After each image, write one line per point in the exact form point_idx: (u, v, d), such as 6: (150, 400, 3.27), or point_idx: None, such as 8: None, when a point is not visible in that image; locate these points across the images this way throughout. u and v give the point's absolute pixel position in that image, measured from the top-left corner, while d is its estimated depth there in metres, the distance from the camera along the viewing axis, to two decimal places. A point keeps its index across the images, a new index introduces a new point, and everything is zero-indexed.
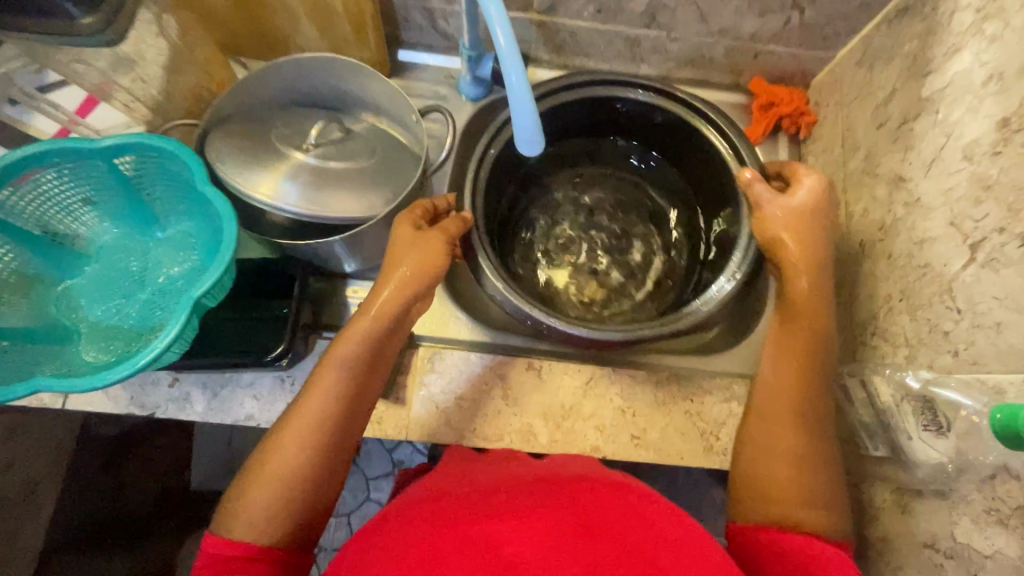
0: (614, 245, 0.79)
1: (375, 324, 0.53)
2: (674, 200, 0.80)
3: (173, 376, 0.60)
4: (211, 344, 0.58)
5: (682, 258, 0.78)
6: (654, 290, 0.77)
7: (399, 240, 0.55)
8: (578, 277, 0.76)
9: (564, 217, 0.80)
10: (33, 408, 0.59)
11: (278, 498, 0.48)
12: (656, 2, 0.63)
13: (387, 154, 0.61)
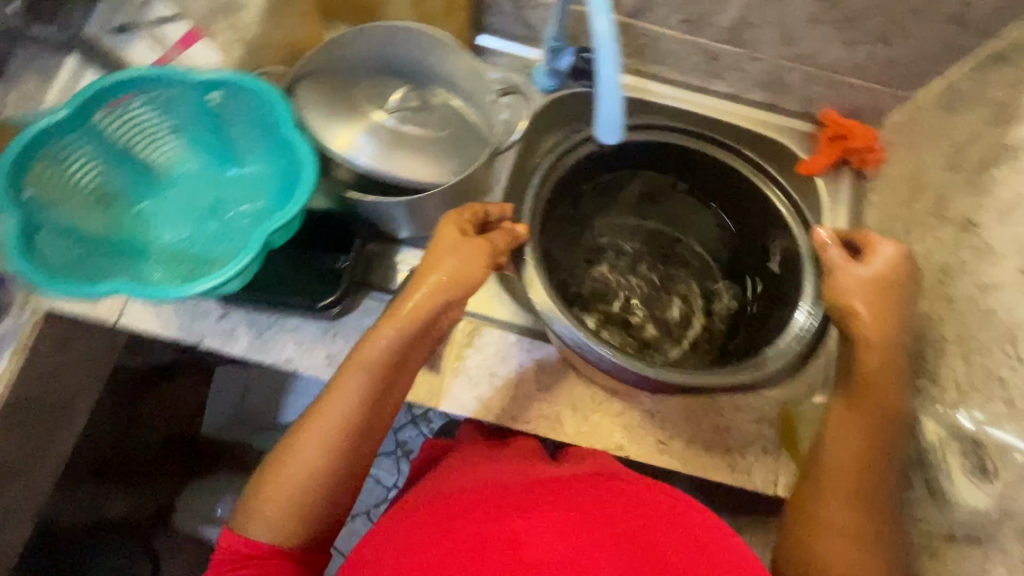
0: (652, 296, 0.78)
1: (396, 329, 0.52)
2: (715, 261, 0.80)
3: (223, 310, 0.62)
4: (265, 282, 0.60)
5: (721, 324, 0.77)
6: (691, 350, 0.75)
7: (436, 245, 0.54)
8: (613, 326, 0.75)
9: (606, 261, 0.79)
10: (88, 317, 0.62)
11: (290, 508, 0.53)
12: (744, 19, 0.64)
13: (460, 128, 0.62)
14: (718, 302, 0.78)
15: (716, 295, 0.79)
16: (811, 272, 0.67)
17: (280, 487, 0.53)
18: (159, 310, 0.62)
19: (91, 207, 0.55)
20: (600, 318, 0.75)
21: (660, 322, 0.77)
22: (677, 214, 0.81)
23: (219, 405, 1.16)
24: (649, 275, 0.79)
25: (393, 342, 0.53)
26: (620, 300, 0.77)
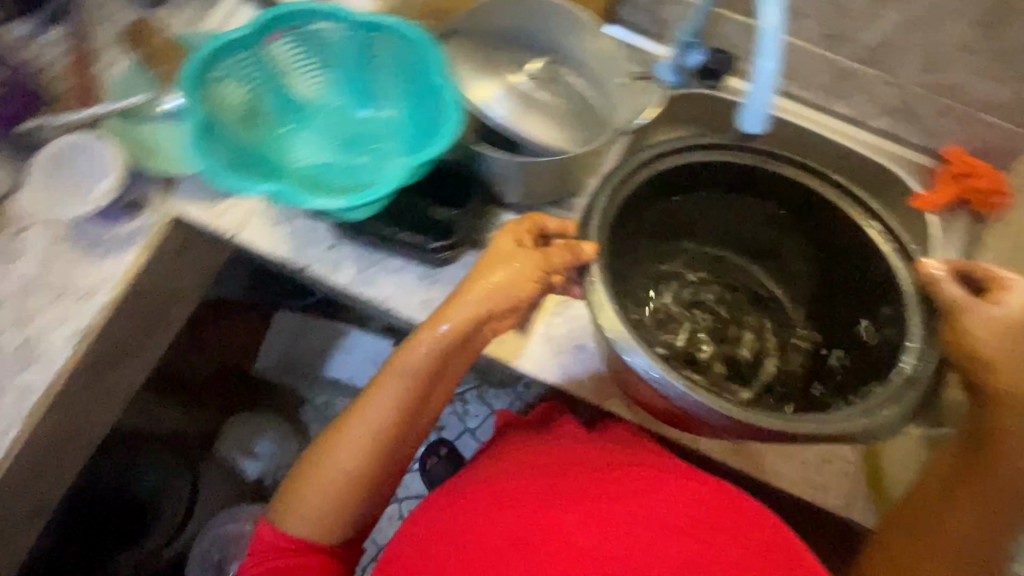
0: (718, 333, 0.77)
1: (432, 346, 0.56)
2: (789, 297, 0.79)
3: (332, 241, 0.65)
4: (378, 220, 0.63)
5: (795, 364, 0.75)
6: (762, 392, 0.73)
7: (491, 257, 0.57)
8: (682, 360, 0.73)
9: (668, 291, 0.78)
10: (211, 228, 0.66)
11: (325, 502, 0.58)
12: (891, 40, 0.63)
13: (586, 106, 0.64)
14: (790, 342, 0.77)
15: (790, 332, 0.78)
16: (923, 315, 0.60)
17: (315, 488, 0.58)
18: (275, 231, 0.66)
19: (240, 121, 0.59)
20: (669, 349, 0.73)
21: (727, 358, 0.75)
22: (752, 248, 0.79)
23: (273, 349, 1.34)
24: (714, 309, 0.78)
25: (432, 351, 0.57)
26: (685, 331, 0.76)
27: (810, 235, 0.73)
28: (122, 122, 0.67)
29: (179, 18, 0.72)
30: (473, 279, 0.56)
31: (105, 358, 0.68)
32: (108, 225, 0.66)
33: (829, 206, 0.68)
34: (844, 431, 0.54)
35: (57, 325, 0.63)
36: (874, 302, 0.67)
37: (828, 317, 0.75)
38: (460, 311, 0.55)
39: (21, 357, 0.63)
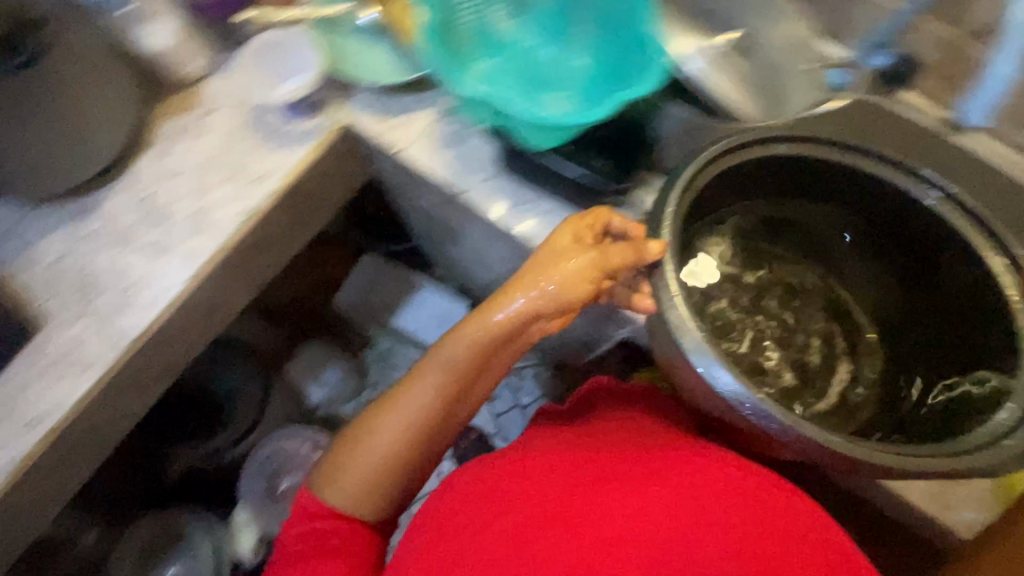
0: (789, 341, 0.68)
1: (483, 334, 0.56)
2: (854, 299, 0.70)
3: (489, 174, 0.68)
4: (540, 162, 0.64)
5: (869, 375, 0.67)
6: (838, 406, 0.66)
7: (546, 253, 0.54)
8: (748, 371, 0.65)
9: (726, 295, 0.68)
10: (378, 144, 0.70)
11: (360, 477, 0.59)
12: None
13: (774, 84, 0.63)
14: (867, 350, 0.68)
15: (858, 337, 0.69)
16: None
17: (354, 468, 0.58)
18: (439, 156, 0.69)
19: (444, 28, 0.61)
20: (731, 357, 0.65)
21: (798, 367, 0.67)
22: (816, 242, 0.69)
23: (351, 289, 1.35)
24: (781, 315, 0.69)
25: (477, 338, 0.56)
26: (748, 339, 0.67)
27: (903, 237, 0.62)
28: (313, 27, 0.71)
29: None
30: (525, 274, 0.55)
31: (258, 244, 0.72)
32: (287, 121, 0.70)
33: (930, 217, 0.58)
34: (931, 463, 0.45)
35: (227, 202, 0.68)
36: (981, 319, 0.56)
37: (909, 326, 0.65)
38: (513, 303, 0.54)
39: (193, 225, 0.68)
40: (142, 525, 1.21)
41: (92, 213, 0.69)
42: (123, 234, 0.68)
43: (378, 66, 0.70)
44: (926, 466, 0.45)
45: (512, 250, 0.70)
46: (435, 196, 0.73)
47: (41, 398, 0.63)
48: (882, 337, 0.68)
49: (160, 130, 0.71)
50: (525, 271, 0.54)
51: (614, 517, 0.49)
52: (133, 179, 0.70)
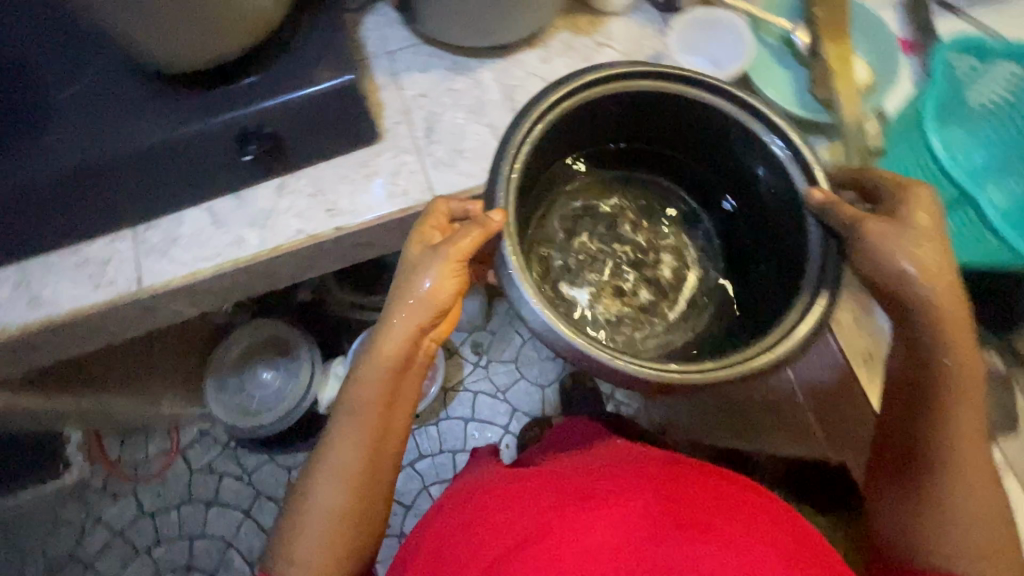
0: (639, 259, 0.78)
1: (383, 365, 0.64)
2: (702, 210, 0.78)
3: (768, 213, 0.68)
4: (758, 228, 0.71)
5: (715, 275, 0.78)
6: (689, 308, 0.77)
7: (413, 262, 0.62)
8: (603, 293, 0.76)
9: (587, 230, 0.78)
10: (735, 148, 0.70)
11: (319, 548, 0.62)
12: None
13: None
14: (707, 246, 0.78)
15: (706, 243, 0.79)
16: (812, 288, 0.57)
17: (308, 535, 0.62)
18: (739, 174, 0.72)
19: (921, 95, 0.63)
20: (557, 287, 0.74)
21: (653, 283, 0.78)
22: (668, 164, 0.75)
23: None
24: (633, 238, 0.79)
25: (378, 374, 0.64)
26: (607, 268, 0.78)
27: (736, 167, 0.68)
28: (740, 19, 0.70)
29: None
30: (397, 296, 0.63)
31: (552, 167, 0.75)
32: None
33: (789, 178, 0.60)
34: (675, 378, 0.52)
35: None
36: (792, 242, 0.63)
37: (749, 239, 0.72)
38: (394, 327, 0.63)
39: None
40: (261, 323, 1.33)
41: (464, 73, 0.74)
42: (478, 105, 0.73)
43: (783, 88, 0.69)
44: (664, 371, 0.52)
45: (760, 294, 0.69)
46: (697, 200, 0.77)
47: (348, 196, 0.70)
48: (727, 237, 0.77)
49: (554, 37, 0.75)
50: (399, 303, 0.62)
51: (595, 528, 0.51)
52: (510, 65, 0.74)
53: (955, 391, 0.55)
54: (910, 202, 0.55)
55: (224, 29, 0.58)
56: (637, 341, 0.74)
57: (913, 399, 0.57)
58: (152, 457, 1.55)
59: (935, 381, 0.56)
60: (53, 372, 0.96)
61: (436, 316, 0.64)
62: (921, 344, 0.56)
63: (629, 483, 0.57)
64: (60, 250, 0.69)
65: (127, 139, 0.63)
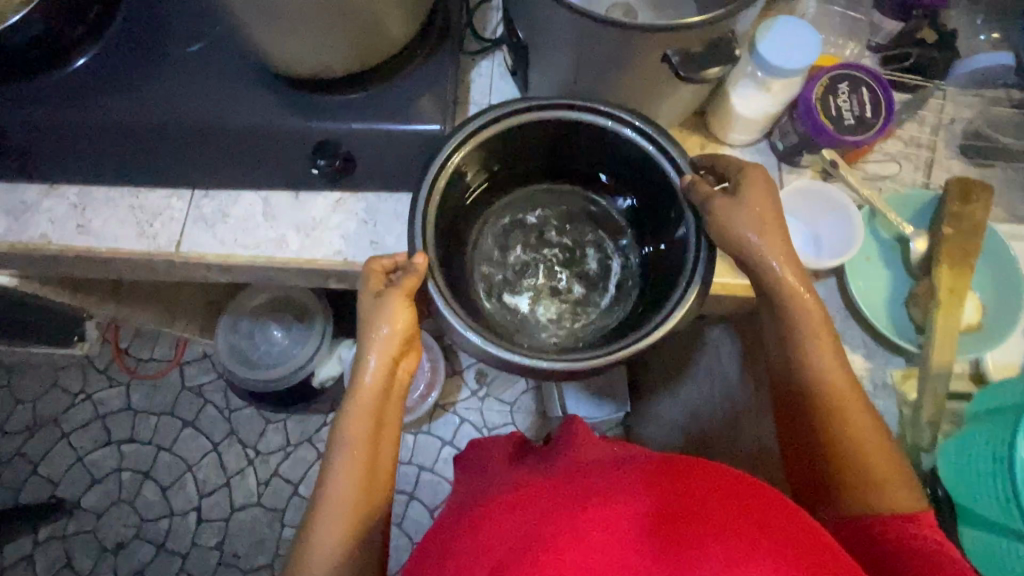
0: (567, 259, 0.77)
1: (361, 404, 0.62)
2: (613, 202, 0.75)
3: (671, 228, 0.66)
4: (665, 247, 0.68)
5: (636, 261, 0.74)
6: (617, 295, 0.74)
7: (367, 308, 0.61)
8: (543, 296, 0.75)
9: (517, 242, 0.76)
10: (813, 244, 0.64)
11: None
12: None
13: None
14: (627, 241, 0.75)
15: (621, 231, 0.75)
16: (685, 292, 0.57)
17: None
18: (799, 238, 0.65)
19: None
20: (500, 296, 0.74)
21: (583, 279, 0.76)
22: (571, 172, 0.73)
23: None
24: (558, 241, 0.77)
25: (354, 415, 0.62)
26: (539, 273, 0.76)
27: (632, 174, 0.67)
28: (851, 199, 0.63)
29: (997, 200, 0.67)
30: (363, 337, 0.62)
31: (510, 200, 0.75)
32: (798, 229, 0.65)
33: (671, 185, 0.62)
34: (522, 359, 0.56)
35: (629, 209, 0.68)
36: (680, 257, 0.63)
37: (653, 229, 0.71)
38: (368, 366, 0.62)
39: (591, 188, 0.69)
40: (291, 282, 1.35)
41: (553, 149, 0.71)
42: None
43: (878, 293, 0.63)
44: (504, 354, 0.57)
45: (659, 285, 0.67)
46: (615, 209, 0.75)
47: (397, 234, 0.69)
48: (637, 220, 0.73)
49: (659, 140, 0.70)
50: (366, 345, 0.61)
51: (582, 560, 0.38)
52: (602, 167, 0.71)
53: (818, 377, 0.58)
54: (753, 182, 0.59)
55: (335, 41, 0.57)
56: (579, 332, 0.73)
57: (800, 405, 0.59)
58: (154, 360, 1.60)
59: (801, 376, 0.59)
60: (92, 287, 0.97)
61: (405, 343, 0.62)
62: (785, 327, 0.59)
63: (606, 477, 0.44)
64: (125, 186, 0.71)
65: (216, 113, 0.64)
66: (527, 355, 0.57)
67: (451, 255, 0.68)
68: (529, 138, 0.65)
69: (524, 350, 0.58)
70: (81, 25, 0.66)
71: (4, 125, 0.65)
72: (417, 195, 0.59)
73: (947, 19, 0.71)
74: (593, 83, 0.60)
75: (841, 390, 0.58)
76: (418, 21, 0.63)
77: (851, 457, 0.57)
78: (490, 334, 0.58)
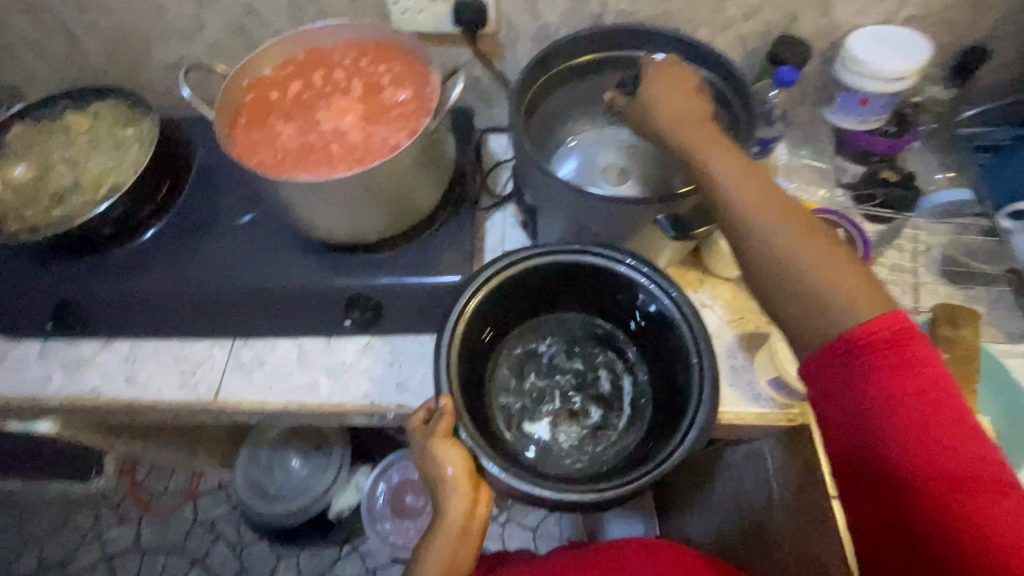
0: (580, 383, 0.76)
1: (440, 543, 0.61)
2: (618, 325, 0.76)
3: (674, 354, 0.68)
4: (670, 370, 0.69)
5: (646, 378, 0.75)
6: (631, 414, 0.74)
7: (424, 452, 0.61)
8: (561, 422, 0.74)
9: (531, 370, 0.76)
10: None
11: None
12: None
13: None
14: (635, 360, 0.76)
15: (627, 350, 0.76)
16: (693, 426, 0.59)
17: None
18: None
19: None
20: (520, 426, 0.73)
21: (597, 400, 0.75)
22: (575, 301, 0.75)
23: None
24: (569, 365, 0.77)
25: (438, 552, 0.61)
26: (554, 399, 0.76)
27: (633, 305, 0.70)
28: None
29: (987, 320, 0.71)
30: (430, 474, 0.62)
31: (518, 333, 0.77)
32: None
33: (668, 315, 0.66)
34: (547, 493, 0.57)
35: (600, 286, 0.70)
36: (684, 385, 0.64)
37: (655, 352, 0.72)
38: (445, 506, 0.61)
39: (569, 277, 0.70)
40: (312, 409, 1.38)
41: None
42: None
43: None
44: (529, 490, 0.57)
45: (669, 410, 0.68)
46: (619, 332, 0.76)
47: (420, 375, 0.73)
48: (642, 342, 0.74)
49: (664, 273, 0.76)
50: (437, 487, 0.61)
51: None
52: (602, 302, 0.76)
53: (823, 306, 0.47)
54: (656, 84, 0.57)
55: (372, 215, 0.66)
56: (601, 457, 0.72)
57: (778, 302, 0.49)
58: (169, 493, 1.58)
59: (830, 324, 0.46)
60: (126, 426, 1.00)
61: (474, 484, 0.61)
62: (782, 279, 0.49)
63: None
64: (173, 340, 0.77)
65: (262, 275, 0.72)
66: (549, 490, 0.57)
67: (474, 390, 0.69)
68: (536, 275, 0.69)
69: (551, 483, 0.58)
70: (153, 206, 0.77)
71: (73, 296, 0.73)
72: (440, 339, 0.62)
73: (906, 161, 0.81)
74: (598, 236, 0.68)
75: (770, 196, 0.51)
76: (441, 190, 0.73)
77: (819, 290, 0.47)
78: (514, 468, 0.59)
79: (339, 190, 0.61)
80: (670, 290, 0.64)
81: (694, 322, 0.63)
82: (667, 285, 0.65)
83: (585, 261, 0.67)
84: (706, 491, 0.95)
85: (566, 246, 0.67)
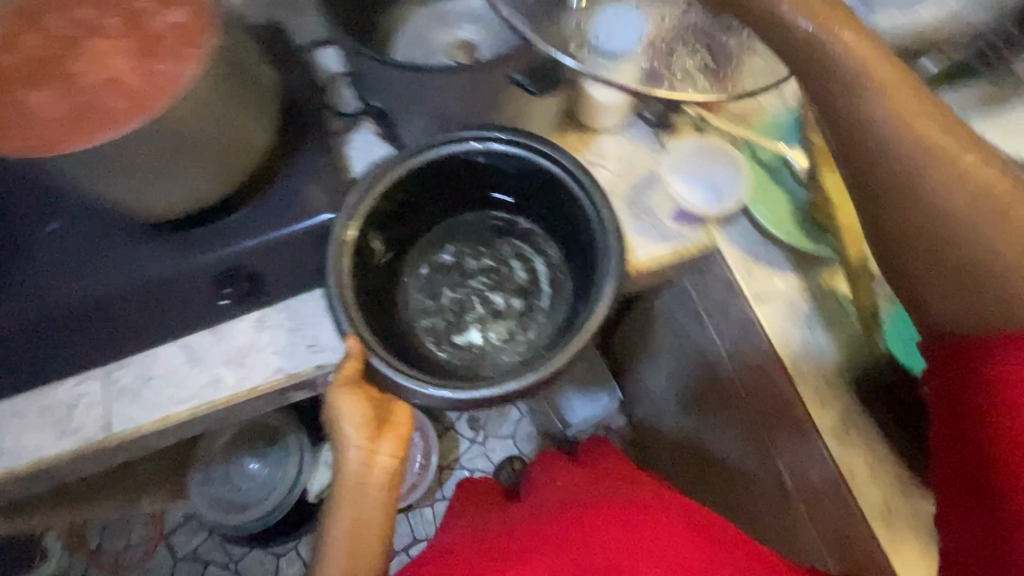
0: (497, 280, 0.73)
1: (345, 497, 0.58)
2: (515, 211, 0.72)
3: (575, 221, 0.65)
4: (575, 237, 0.67)
5: (558, 255, 0.72)
6: (554, 294, 0.72)
7: (331, 406, 0.58)
8: (490, 322, 0.72)
9: (445, 284, 0.72)
10: (723, 182, 0.68)
11: None
12: None
13: None
14: (542, 239, 0.73)
15: (531, 232, 0.73)
16: (607, 278, 0.58)
17: None
18: (712, 171, 0.69)
19: None
20: (450, 341, 0.70)
21: (519, 291, 0.73)
22: (465, 200, 0.70)
23: None
24: (481, 266, 0.73)
25: (343, 506, 0.58)
26: (478, 304, 0.72)
27: (523, 184, 0.67)
28: (729, 150, 0.70)
29: None
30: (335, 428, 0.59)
31: (418, 253, 0.72)
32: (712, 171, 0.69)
33: (557, 180, 0.62)
34: (488, 390, 0.55)
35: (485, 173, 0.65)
36: (592, 244, 0.63)
37: (558, 226, 0.70)
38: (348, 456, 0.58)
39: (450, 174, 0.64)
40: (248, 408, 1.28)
41: None
42: None
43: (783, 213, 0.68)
44: (469, 394, 0.55)
45: (585, 274, 0.67)
46: (518, 217, 0.73)
47: (331, 329, 0.67)
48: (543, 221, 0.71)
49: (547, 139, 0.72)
50: (342, 440, 0.58)
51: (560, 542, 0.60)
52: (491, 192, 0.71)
53: (975, 260, 0.44)
54: None
55: (196, 172, 0.56)
56: (537, 341, 0.71)
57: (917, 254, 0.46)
58: (133, 546, 1.45)
59: (979, 280, 0.44)
60: None
61: (375, 431, 0.58)
62: (927, 233, 0.45)
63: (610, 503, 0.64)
64: (26, 390, 0.65)
65: (96, 281, 0.60)
66: (489, 387, 0.55)
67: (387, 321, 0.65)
68: (411, 183, 0.63)
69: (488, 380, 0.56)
70: None
71: None
72: (327, 279, 0.56)
73: None
74: (463, 119, 0.62)
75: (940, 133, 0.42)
76: (275, 120, 0.62)
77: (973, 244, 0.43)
78: (446, 381, 0.56)
79: (137, 153, 0.50)
80: (553, 154, 0.61)
81: (582, 179, 0.61)
82: (547, 149, 0.61)
83: (456, 151, 0.61)
84: (649, 341, 0.99)
85: (430, 141, 0.60)
